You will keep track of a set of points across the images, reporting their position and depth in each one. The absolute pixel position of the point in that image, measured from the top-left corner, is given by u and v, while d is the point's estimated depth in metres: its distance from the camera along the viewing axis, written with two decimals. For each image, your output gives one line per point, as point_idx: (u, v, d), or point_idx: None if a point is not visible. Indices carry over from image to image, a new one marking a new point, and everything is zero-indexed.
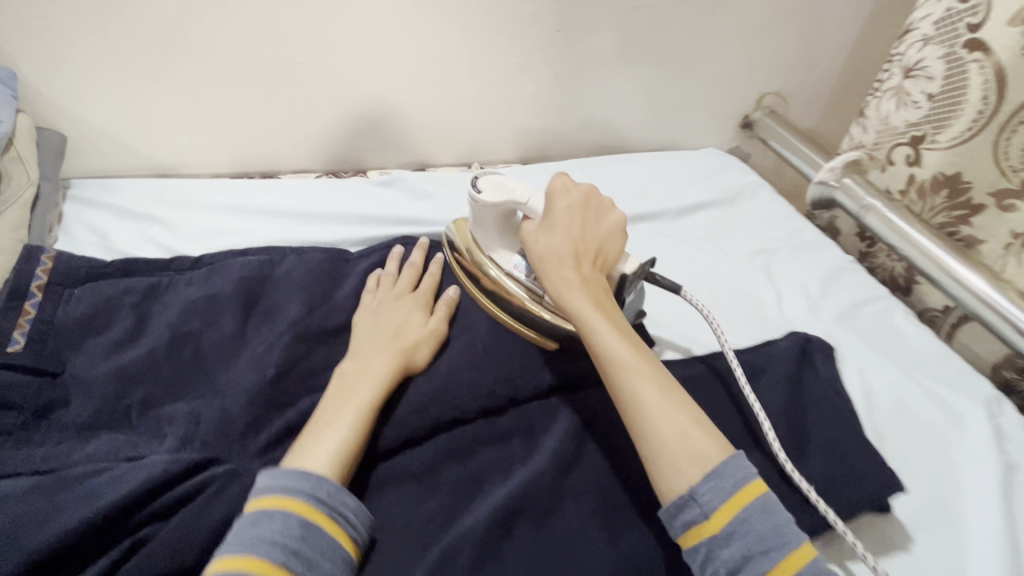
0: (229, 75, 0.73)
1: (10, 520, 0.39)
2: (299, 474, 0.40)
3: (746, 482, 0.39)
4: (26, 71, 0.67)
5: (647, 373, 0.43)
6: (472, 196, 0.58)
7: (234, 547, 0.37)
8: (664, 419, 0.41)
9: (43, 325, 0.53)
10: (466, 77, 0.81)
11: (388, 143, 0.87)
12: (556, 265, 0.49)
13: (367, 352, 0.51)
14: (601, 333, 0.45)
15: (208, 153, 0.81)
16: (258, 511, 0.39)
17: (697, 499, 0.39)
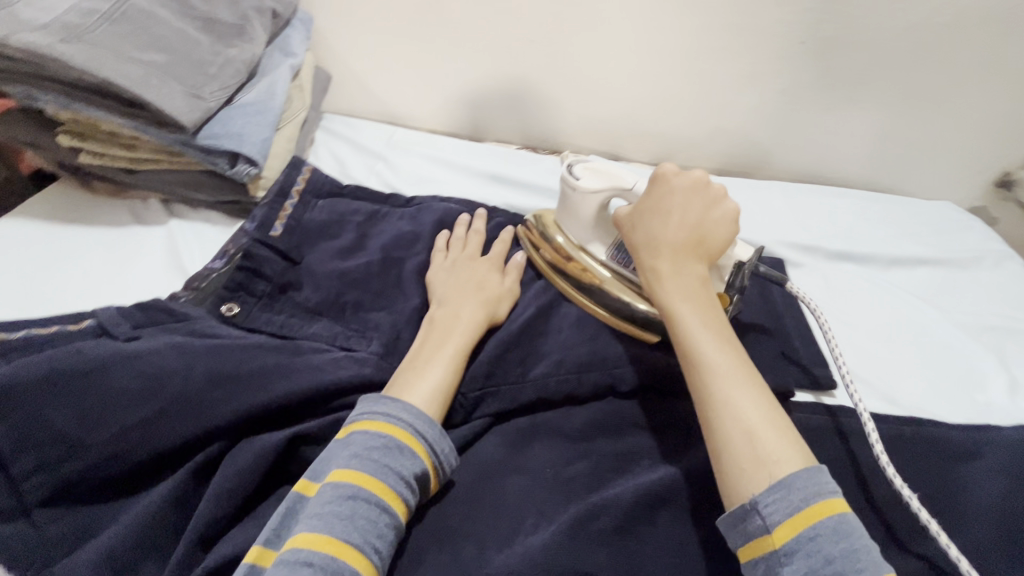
0: (470, 43, 0.81)
1: (258, 365, 0.45)
2: (427, 420, 0.42)
3: (818, 497, 0.36)
4: (320, 16, 0.82)
5: (730, 373, 0.41)
6: (573, 185, 0.56)
7: (366, 465, 0.39)
8: (733, 416, 0.39)
9: (294, 221, 0.64)
10: (688, 77, 0.80)
11: (588, 130, 0.89)
12: (651, 250, 0.49)
13: (457, 302, 0.54)
14: (688, 333, 0.44)
15: (431, 111, 0.90)
16: (389, 439, 0.41)
17: (760, 510, 0.36)
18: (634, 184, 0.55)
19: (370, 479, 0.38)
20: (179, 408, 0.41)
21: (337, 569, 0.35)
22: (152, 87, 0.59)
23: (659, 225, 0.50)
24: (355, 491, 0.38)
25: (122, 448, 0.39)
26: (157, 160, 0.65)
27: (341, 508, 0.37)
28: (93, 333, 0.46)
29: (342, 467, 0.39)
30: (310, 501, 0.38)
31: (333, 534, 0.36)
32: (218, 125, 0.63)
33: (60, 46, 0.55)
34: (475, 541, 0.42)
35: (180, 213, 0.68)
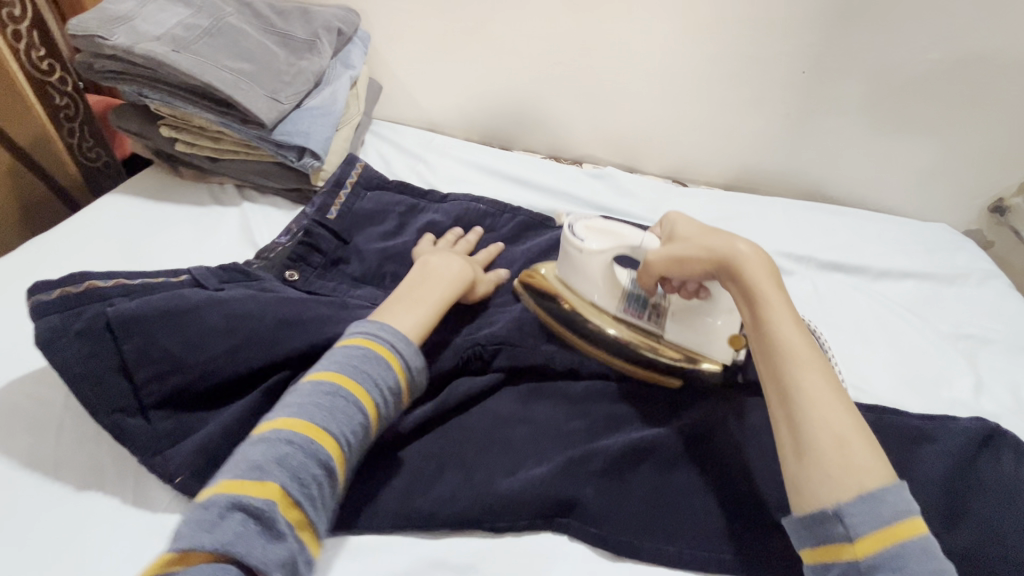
0: (505, 62, 0.92)
1: (317, 315, 0.55)
2: (402, 340, 0.51)
3: (904, 517, 0.38)
4: (377, 35, 0.94)
5: (817, 369, 0.43)
6: (580, 246, 0.59)
7: (345, 368, 0.47)
8: (825, 414, 0.41)
9: (346, 207, 0.75)
10: (699, 99, 0.89)
11: (607, 144, 0.98)
12: (734, 245, 0.50)
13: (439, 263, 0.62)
14: (781, 330, 0.45)
15: (467, 121, 1.01)
16: (369, 351, 0.49)
17: (843, 519, 0.39)
18: (643, 240, 0.57)
19: (349, 381, 0.46)
20: (254, 343, 0.51)
21: (314, 448, 0.43)
22: (241, 90, 0.70)
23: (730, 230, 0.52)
24: (334, 387, 0.46)
25: (212, 368, 0.49)
26: (236, 151, 0.77)
27: (322, 400, 0.45)
28: (190, 284, 0.57)
29: (323, 369, 0.47)
30: (296, 393, 0.46)
31: (313, 421, 0.44)
32: (290, 124, 0.75)
33: (173, 54, 0.68)
34: (486, 468, 0.51)
35: (251, 197, 0.80)
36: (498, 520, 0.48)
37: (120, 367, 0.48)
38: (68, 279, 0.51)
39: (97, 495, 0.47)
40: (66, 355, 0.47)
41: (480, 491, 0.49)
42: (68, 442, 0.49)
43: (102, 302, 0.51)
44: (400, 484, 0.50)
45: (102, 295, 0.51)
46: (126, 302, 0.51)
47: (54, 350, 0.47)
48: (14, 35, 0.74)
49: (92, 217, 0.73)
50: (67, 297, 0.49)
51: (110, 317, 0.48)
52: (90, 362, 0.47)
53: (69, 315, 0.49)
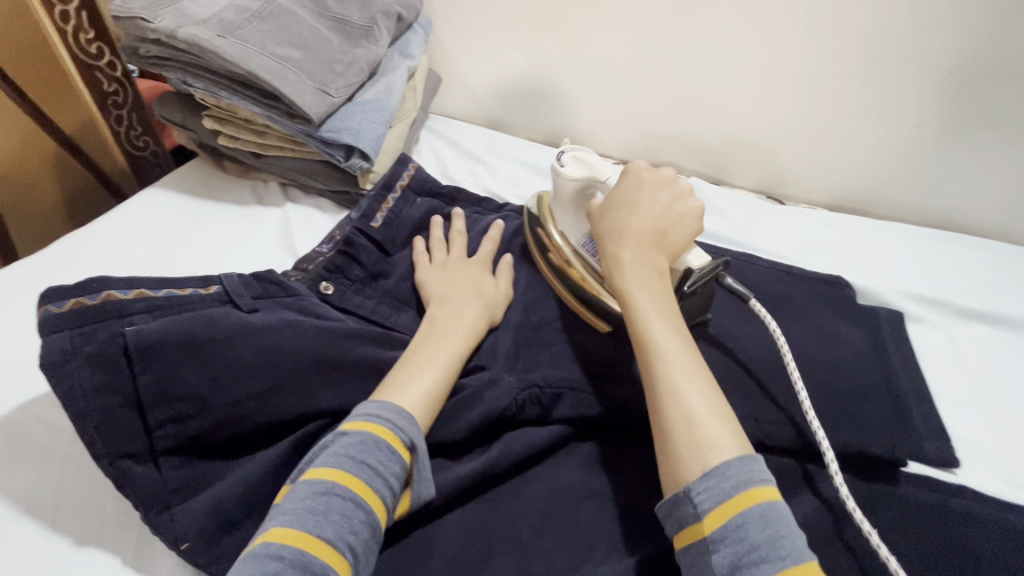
0: (581, 55, 0.81)
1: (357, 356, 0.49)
2: (406, 415, 0.43)
3: (746, 485, 0.35)
4: (440, 21, 0.85)
5: (671, 361, 0.41)
6: (554, 169, 0.57)
7: (342, 462, 0.39)
8: (672, 405, 0.39)
9: (394, 214, 0.67)
10: (808, 102, 0.75)
11: (690, 151, 0.86)
12: (617, 236, 0.49)
13: (457, 304, 0.54)
14: (648, 329, 0.43)
15: (532, 120, 0.91)
16: (370, 436, 0.41)
17: (692, 498, 0.36)
18: (609, 177, 0.55)
19: (346, 474, 0.39)
20: (287, 385, 0.45)
21: (307, 562, 0.34)
22: (288, 81, 0.63)
23: (628, 214, 0.50)
24: (331, 487, 0.38)
25: (237, 412, 0.43)
26: (281, 147, 0.70)
27: (314, 503, 0.37)
28: (219, 299, 0.50)
29: (317, 466, 0.39)
30: (283, 499, 0.38)
31: (306, 529, 0.36)
32: (340, 120, 0.67)
33: (217, 39, 0.61)
34: (543, 557, 0.42)
35: (295, 198, 0.73)
36: None
37: (134, 403, 0.41)
38: (83, 286, 0.44)
39: (95, 551, 0.41)
40: (75, 384, 0.40)
41: None
42: (74, 483, 0.44)
43: (120, 320, 0.44)
44: (437, 570, 0.41)
45: (120, 310, 0.44)
46: (148, 321, 0.45)
47: (62, 378, 0.40)
48: (62, 16, 0.69)
49: (128, 214, 0.68)
50: (80, 310, 0.43)
51: (129, 341, 0.42)
52: (101, 395, 0.41)
53: (83, 334, 0.42)
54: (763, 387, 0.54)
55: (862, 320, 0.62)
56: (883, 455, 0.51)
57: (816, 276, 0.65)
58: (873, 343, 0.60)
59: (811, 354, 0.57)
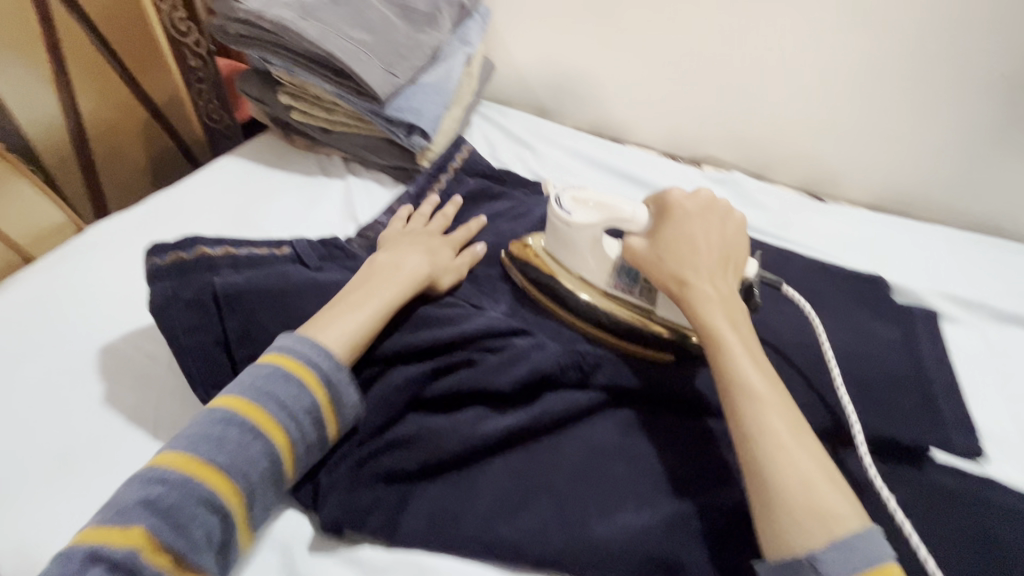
0: (632, 47, 0.84)
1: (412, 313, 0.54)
2: (315, 349, 0.46)
3: (876, 562, 0.37)
4: (499, 11, 0.90)
5: (778, 409, 0.42)
6: (565, 218, 0.56)
7: (245, 391, 0.44)
8: (785, 462, 0.40)
9: (445, 193, 0.72)
10: (856, 101, 0.76)
11: (733, 146, 0.88)
12: (694, 267, 0.50)
13: (401, 256, 0.57)
14: (743, 374, 0.44)
15: (579, 109, 0.94)
16: (275, 368, 0.45)
17: (819, 566, 0.37)
18: (633, 212, 0.54)
19: (245, 403, 0.43)
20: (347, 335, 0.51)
21: (188, 483, 0.39)
22: (361, 61, 0.68)
23: (699, 253, 0.50)
24: (230, 414, 0.42)
25: None
26: (348, 123, 0.76)
27: (212, 430, 0.42)
28: (292, 259, 0.56)
29: (224, 394, 0.44)
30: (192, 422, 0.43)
31: (198, 456, 0.40)
32: (404, 100, 0.72)
33: (300, 21, 0.67)
34: (581, 501, 0.46)
35: (356, 171, 0.79)
36: (590, 566, 0.43)
37: (223, 343, 0.49)
38: (180, 243, 0.52)
39: None
40: (175, 323, 0.48)
41: (573, 530, 0.44)
42: (175, 406, 0.52)
43: (209, 272, 0.52)
44: (483, 506, 0.45)
45: (210, 264, 0.52)
46: (231, 273, 0.52)
47: (165, 316, 0.48)
48: None
49: (210, 179, 0.75)
50: (177, 262, 0.51)
51: (217, 289, 0.49)
52: (196, 334, 0.48)
53: (180, 283, 0.50)
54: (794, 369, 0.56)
55: (896, 316, 0.63)
56: (908, 442, 0.52)
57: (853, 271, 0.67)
58: (905, 337, 0.61)
59: (844, 343, 0.59)
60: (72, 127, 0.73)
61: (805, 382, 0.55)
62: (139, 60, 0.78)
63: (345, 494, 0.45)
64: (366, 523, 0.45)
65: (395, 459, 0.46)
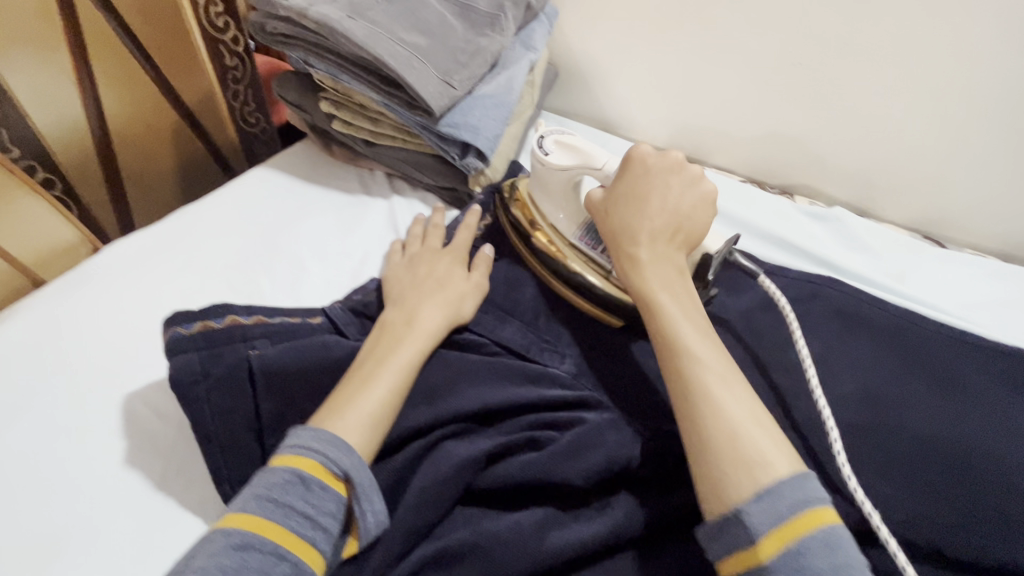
0: (722, 58, 0.72)
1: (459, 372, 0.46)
2: (325, 439, 0.39)
3: (805, 507, 0.33)
4: (567, 11, 0.79)
5: (709, 364, 0.40)
6: (541, 159, 0.55)
7: (252, 504, 0.36)
8: (709, 415, 0.37)
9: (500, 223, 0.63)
10: (1001, 130, 0.63)
11: (832, 175, 0.76)
12: (637, 229, 0.48)
13: (413, 306, 0.50)
14: (677, 330, 0.42)
15: (651, 124, 0.83)
16: (282, 469, 0.37)
17: (744, 522, 0.34)
18: (604, 164, 0.52)
19: (254, 519, 0.35)
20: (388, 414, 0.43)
21: None
22: (413, 70, 0.59)
23: (648, 211, 0.48)
24: (238, 538, 0.34)
25: None
26: (394, 137, 0.67)
27: (229, 560, 0.33)
28: (327, 329, 0.51)
29: (227, 511, 0.36)
30: (195, 553, 0.34)
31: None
32: (459, 114, 0.63)
33: (347, 21, 0.59)
34: None
35: (401, 190, 0.71)
36: None
37: (255, 428, 0.44)
38: (210, 310, 0.47)
39: None
40: (203, 405, 0.43)
41: None
42: (191, 477, 0.45)
43: (243, 343, 0.47)
44: None
45: (243, 334, 0.47)
46: (268, 346, 0.47)
47: (191, 400, 0.43)
48: None
49: (241, 191, 0.67)
50: (206, 331, 0.46)
51: (254, 364, 0.45)
52: (228, 419, 0.44)
53: (210, 355, 0.45)
54: (937, 478, 0.44)
55: None
56: None
57: (1000, 343, 0.54)
58: None
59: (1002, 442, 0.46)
60: (93, 122, 0.65)
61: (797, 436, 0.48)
62: (173, 59, 0.71)
63: None
64: None
65: None
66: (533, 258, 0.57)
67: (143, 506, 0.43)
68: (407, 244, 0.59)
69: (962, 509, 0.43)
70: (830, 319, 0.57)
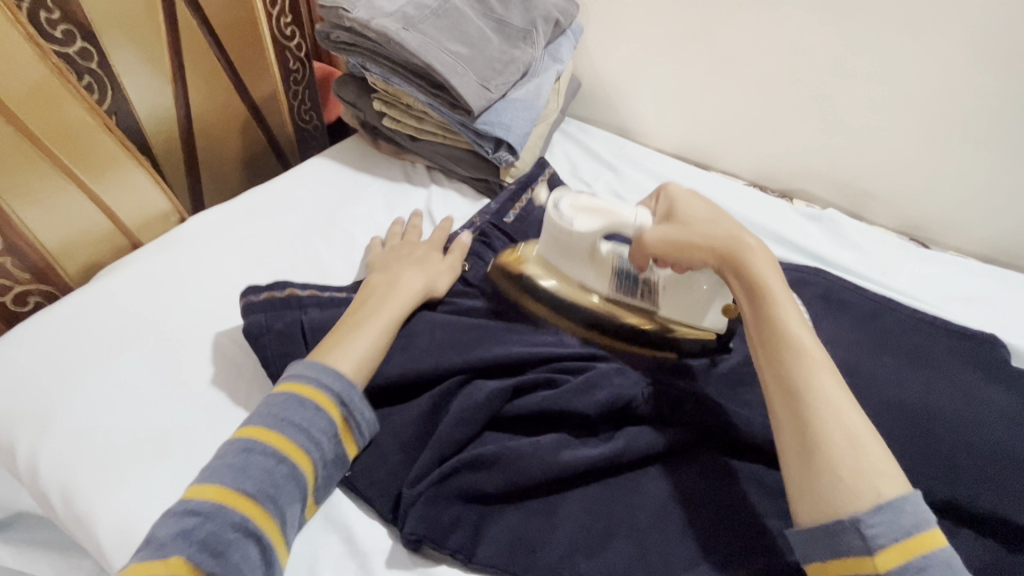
0: (729, 73, 0.81)
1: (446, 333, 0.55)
2: (316, 367, 0.48)
3: (924, 527, 0.37)
4: (591, 29, 0.89)
5: (821, 360, 0.43)
6: (568, 228, 0.56)
7: (261, 418, 0.45)
8: (830, 410, 0.40)
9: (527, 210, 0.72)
10: (978, 143, 0.70)
11: (828, 181, 0.83)
12: (729, 238, 0.50)
13: (395, 273, 0.58)
14: (790, 327, 0.45)
15: (665, 132, 0.92)
16: (285, 394, 0.47)
17: (862, 530, 0.37)
18: (634, 217, 0.54)
19: (265, 431, 0.44)
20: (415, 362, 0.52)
21: (224, 514, 0.40)
22: (457, 75, 0.69)
23: (725, 218, 0.53)
24: (251, 443, 0.43)
25: (402, 374, 0.52)
26: (436, 133, 0.77)
27: (236, 460, 0.42)
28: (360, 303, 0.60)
29: (243, 426, 0.45)
30: (215, 455, 0.44)
31: (227, 485, 0.41)
32: (494, 114, 0.72)
33: (403, 32, 0.69)
34: (664, 545, 0.44)
35: (438, 180, 0.80)
36: None
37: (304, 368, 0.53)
38: (273, 284, 0.56)
39: None
40: (268, 351, 0.52)
41: None
42: (264, 400, 0.53)
43: (298, 309, 0.55)
44: (563, 539, 0.44)
45: (299, 302, 0.56)
46: (318, 311, 0.56)
47: (257, 346, 0.52)
48: (272, 2, 0.82)
49: (303, 176, 0.78)
50: (271, 300, 0.54)
51: (305, 325, 0.54)
52: (284, 360, 0.53)
53: (273, 315, 0.54)
54: (898, 430, 0.51)
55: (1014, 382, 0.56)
56: None
57: (966, 327, 0.61)
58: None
59: (963, 407, 0.52)
60: (182, 120, 0.75)
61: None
62: (247, 61, 0.82)
63: (427, 508, 0.44)
64: (446, 541, 0.44)
65: (477, 479, 0.45)
66: (569, 316, 0.59)
67: (224, 420, 0.51)
68: (388, 240, 0.68)
69: (918, 455, 0.49)
70: (814, 302, 0.64)
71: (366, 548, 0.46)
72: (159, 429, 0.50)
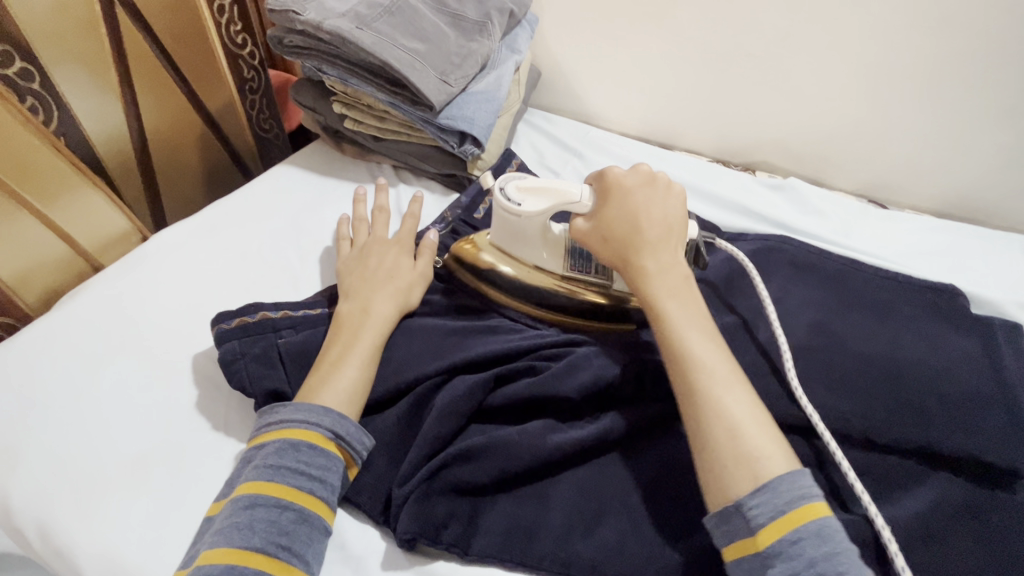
0: (685, 54, 0.82)
1: (433, 343, 0.54)
2: (307, 409, 0.46)
3: (801, 500, 0.37)
4: (547, 18, 0.89)
5: (729, 380, 0.43)
6: (514, 210, 0.56)
7: (259, 472, 0.43)
8: (722, 418, 0.41)
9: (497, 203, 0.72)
10: (923, 103, 0.73)
11: (788, 152, 0.85)
12: (630, 253, 0.51)
13: (366, 297, 0.56)
14: (686, 341, 0.45)
15: (627, 115, 0.93)
16: (280, 441, 0.44)
17: (744, 511, 0.38)
18: (581, 195, 0.55)
19: (264, 483, 0.42)
20: (403, 374, 0.52)
21: (237, 572, 0.38)
22: (416, 71, 0.68)
23: (640, 217, 0.52)
24: (253, 498, 0.41)
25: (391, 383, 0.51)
26: (398, 131, 0.77)
27: (240, 518, 0.40)
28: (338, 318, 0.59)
29: (241, 484, 0.43)
30: (217, 518, 0.41)
31: (234, 544, 0.39)
32: (456, 108, 0.72)
33: (357, 31, 0.67)
34: (657, 518, 0.44)
35: (405, 179, 0.80)
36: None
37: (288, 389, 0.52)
38: (245, 308, 0.54)
39: None
40: (244, 377, 0.51)
41: (652, 547, 0.43)
42: (244, 415, 0.52)
43: (273, 333, 0.54)
44: (558, 521, 0.44)
45: (273, 326, 0.54)
46: (294, 334, 0.55)
47: (234, 373, 0.51)
48: (219, 10, 0.80)
49: (266, 186, 0.76)
50: (244, 326, 0.53)
51: (283, 351, 0.53)
52: (262, 382, 0.51)
53: (248, 341, 0.53)
54: (871, 383, 0.52)
55: (973, 327, 0.58)
56: (996, 461, 0.48)
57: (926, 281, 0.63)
58: (984, 347, 0.56)
59: (930, 356, 0.54)
60: (135, 136, 0.73)
61: (761, 351, 0.56)
62: (198, 72, 0.79)
63: (419, 506, 0.44)
64: (440, 536, 0.44)
65: (466, 473, 0.45)
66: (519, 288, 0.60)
67: (206, 439, 0.50)
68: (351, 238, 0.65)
69: (888, 403, 0.51)
70: (784, 267, 0.66)
71: (361, 551, 0.45)
72: (138, 453, 0.48)
